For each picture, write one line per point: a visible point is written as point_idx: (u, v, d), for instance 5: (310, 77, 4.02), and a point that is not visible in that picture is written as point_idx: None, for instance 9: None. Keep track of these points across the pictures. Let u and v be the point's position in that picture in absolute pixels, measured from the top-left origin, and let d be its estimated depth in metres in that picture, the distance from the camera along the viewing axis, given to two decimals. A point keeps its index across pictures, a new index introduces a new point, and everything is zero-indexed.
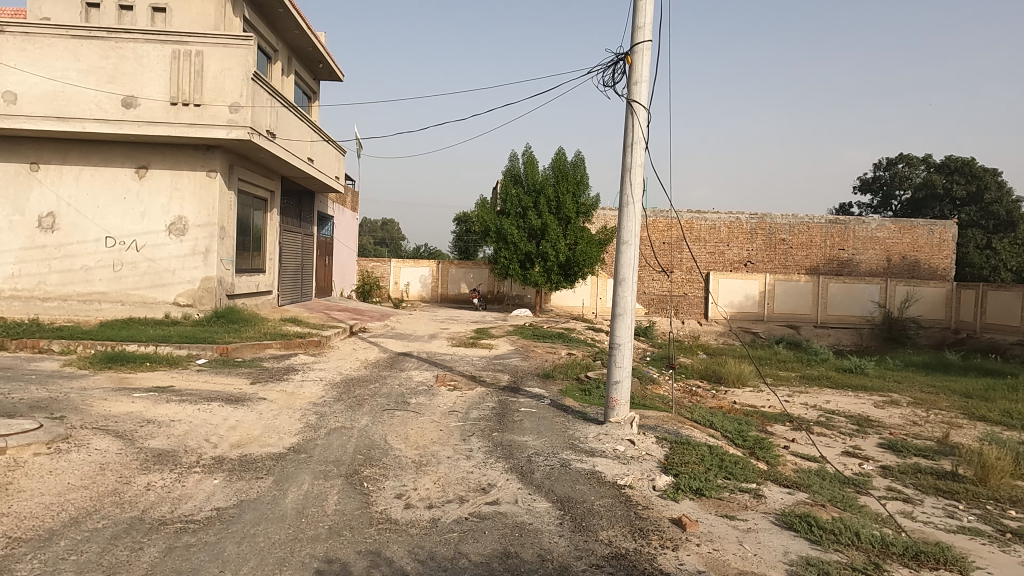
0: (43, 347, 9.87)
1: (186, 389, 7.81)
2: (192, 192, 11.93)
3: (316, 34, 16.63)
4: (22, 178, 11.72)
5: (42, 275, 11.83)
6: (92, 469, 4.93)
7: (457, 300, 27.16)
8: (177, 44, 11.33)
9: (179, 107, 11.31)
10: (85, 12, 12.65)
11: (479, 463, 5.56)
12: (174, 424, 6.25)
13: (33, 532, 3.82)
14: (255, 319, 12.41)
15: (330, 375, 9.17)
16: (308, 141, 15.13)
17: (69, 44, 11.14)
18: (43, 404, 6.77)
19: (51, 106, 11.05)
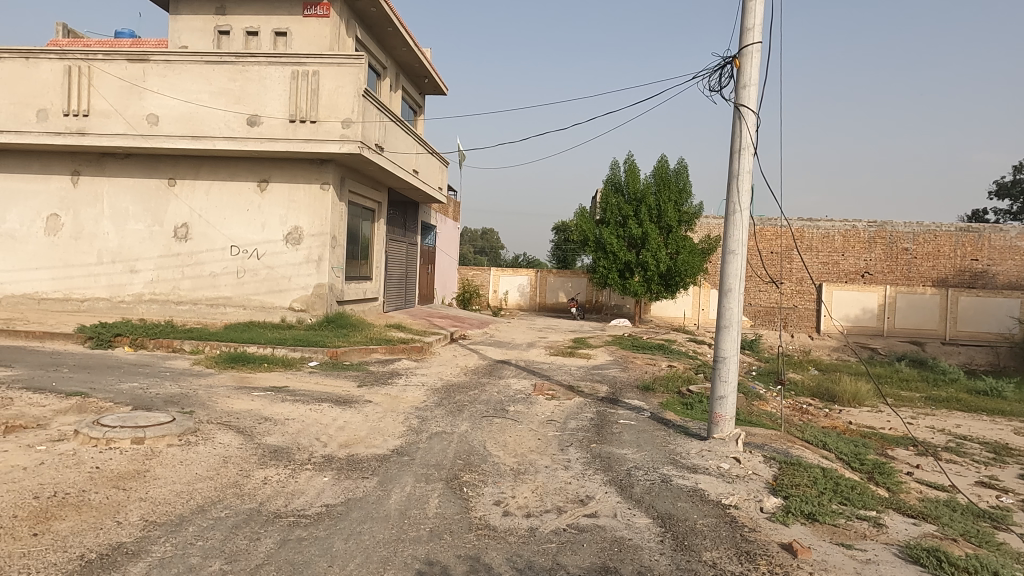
0: (176, 347, 10.79)
1: (299, 390, 8.27)
2: (307, 204, 12.65)
3: (422, 51, 17.23)
4: (161, 192, 12.88)
5: (176, 280, 12.93)
6: (217, 461, 5.31)
7: (556, 309, 27.17)
8: (296, 65, 12.07)
9: (297, 124, 12.03)
10: (217, 39, 13.76)
11: (577, 474, 5.52)
12: (289, 423, 6.63)
13: (166, 517, 4.16)
14: (363, 325, 12.98)
15: (431, 381, 9.41)
16: (413, 154, 15.69)
17: (201, 69, 12.14)
18: (176, 398, 7.40)
19: (187, 127, 12.11)
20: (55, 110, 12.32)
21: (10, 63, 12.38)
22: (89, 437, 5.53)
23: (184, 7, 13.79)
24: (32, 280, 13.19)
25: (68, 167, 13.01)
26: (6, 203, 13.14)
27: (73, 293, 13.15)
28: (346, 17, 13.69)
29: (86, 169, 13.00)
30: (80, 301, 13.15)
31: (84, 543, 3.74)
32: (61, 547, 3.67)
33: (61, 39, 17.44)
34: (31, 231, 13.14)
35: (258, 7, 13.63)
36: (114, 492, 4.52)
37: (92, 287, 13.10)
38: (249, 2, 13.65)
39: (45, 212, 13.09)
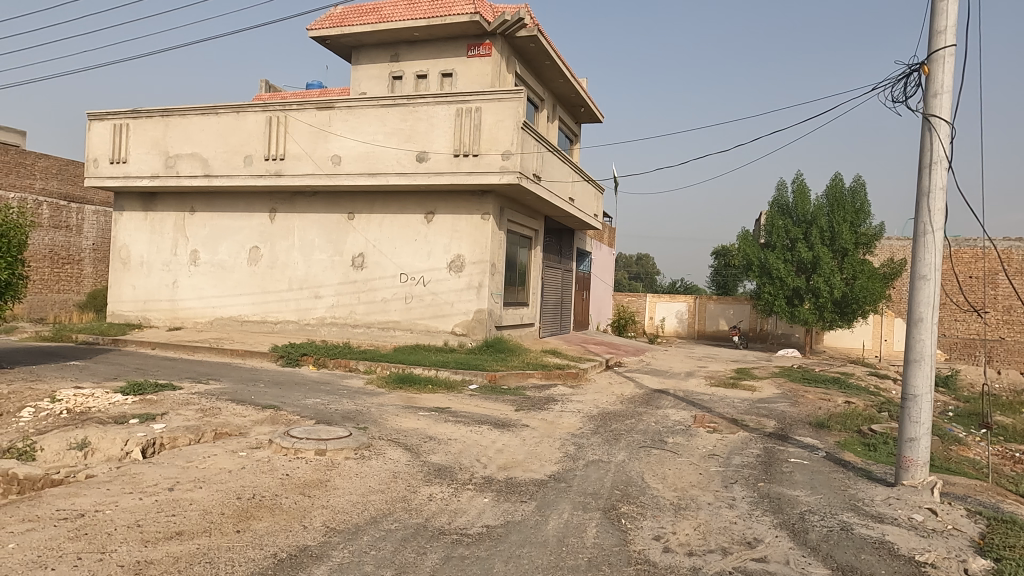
0: (352, 367, 11.74)
1: (460, 411, 8.61)
2: (469, 233, 13.27)
3: (579, 80, 17.54)
4: (342, 225, 14.18)
5: (353, 305, 14.10)
6: (387, 475, 5.67)
7: (716, 337, 26.00)
8: (460, 103, 12.78)
9: (461, 158, 12.70)
10: (391, 84, 15.00)
11: (744, 514, 5.19)
12: (451, 442, 6.92)
13: (344, 525, 4.51)
14: (521, 350, 13.28)
15: (587, 408, 9.36)
16: (569, 182, 15.93)
17: (377, 112, 13.26)
18: (353, 415, 8.02)
19: (365, 165, 13.27)
20: (258, 156, 14.09)
21: (225, 117, 14.36)
22: (281, 447, 6.17)
23: (363, 58, 15.23)
24: (236, 304, 15.04)
25: (267, 205, 14.77)
26: (219, 238, 15.17)
27: (268, 316, 14.80)
28: (506, 54, 14.35)
29: (281, 207, 14.67)
30: (274, 323, 14.74)
31: (277, 543, 4.15)
32: (258, 545, 4.09)
33: (264, 93, 19.99)
34: (237, 261, 15.02)
35: (427, 51, 14.68)
36: (301, 498, 4.98)
37: (284, 310, 14.65)
38: (419, 48, 14.76)
39: (248, 245, 14.91)
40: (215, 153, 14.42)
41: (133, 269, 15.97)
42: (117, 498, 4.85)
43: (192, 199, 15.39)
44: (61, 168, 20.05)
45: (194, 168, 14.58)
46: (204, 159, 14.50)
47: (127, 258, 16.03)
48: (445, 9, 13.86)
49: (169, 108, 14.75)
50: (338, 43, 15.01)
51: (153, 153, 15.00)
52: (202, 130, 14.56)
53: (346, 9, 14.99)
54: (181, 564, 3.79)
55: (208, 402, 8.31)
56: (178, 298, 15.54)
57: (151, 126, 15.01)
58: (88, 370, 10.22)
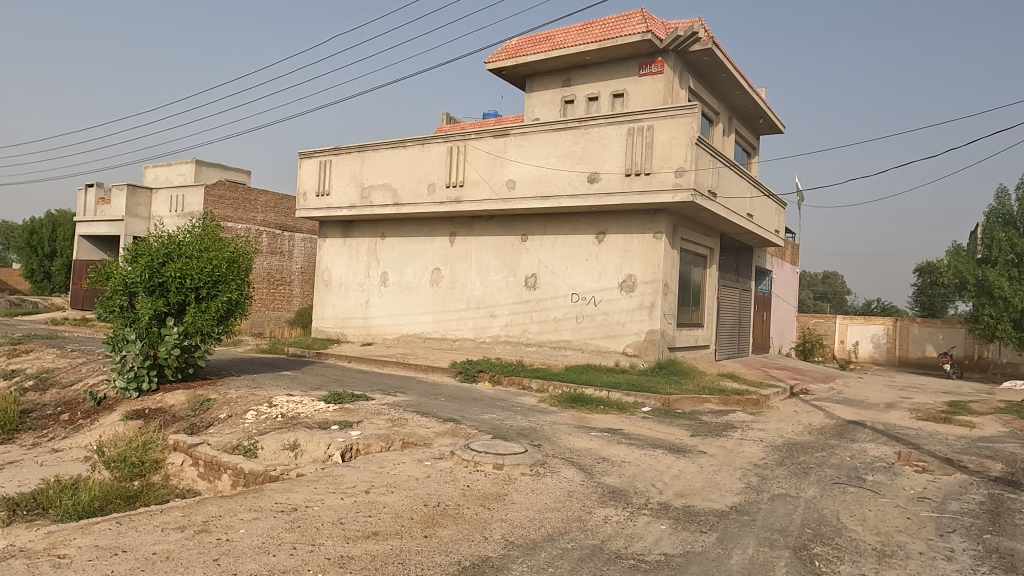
0: (525, 385, 12.06)
1: (634, 434, 8.47)
2: (641, 252, 13.10)
3: (757, 91, 16.70)
4: (516, 247, 14.70)
5: (526, 324, 14.49)
6: (563, 494, 5.72)
7: (922, 364, 23.11)
8: (632, 122, 12.73)
9: (633, 177, 12.62)
10: (563, 108, 15.36)
11: (966, 569, 4.53)
12: (625, 465, 6.83)
13: (523, 540, 4.61)
14: (695, 373, 12.78)
15: (771, 437, 8.76)
16: (747, 197, 15.17)
17: (550, 136, 13.63)
18: (528, 432, 8.22)
19: (538, 188, 13.68)
20: (440, 183, 15.09)
21: (412, 150, 15.60)
22: (462, 458, 6.49)
23: (537, 85, 15.79)
24: (421, 322, 16.12)
25: (448, 229, 15.75)
26: (406, 260, 16.42)
27: (448, 333, 15.67)
28: (679, 70, 14.10)
29: (460, 231, 15.56)
30: (453, 341, 15.57)
31: (461, 550, 4.35)
32: (445, 552, 4.32)
33: (445, 125, 21.42)
34: (421, 282, 16.13)
35: (598, 73, 14.85)
36: (481, 509, 5.18)
37: (462, 328, 15.43)
38: (591, 71, 14.97)
39: (431, 266, 15.97)
40: (403, 183, 15.68)
41: (333, 289, 17.78)
42: (324, 496, 5.39)
43: (384, 226, 16.84)
44: (277, 201, 23.03)
45: (385, 197, 15.97)
46: (394, 188, 15.82)
47: (329, 280, 17.87)
48: (617, 31, 13.96)
49: (365, 145, 16.33)
50: (513, 73, 15.72)
51: (351, 186, 16.65)
52: (392, 162, 15.92)
53: (520, 41, 15.68)
54: (378, 563, 4.11)
55: (397, 413, 8.97)
56: (370, 316, 17.01)
57: (350, 161, 16.70)
58: (298, 380, 11.50)
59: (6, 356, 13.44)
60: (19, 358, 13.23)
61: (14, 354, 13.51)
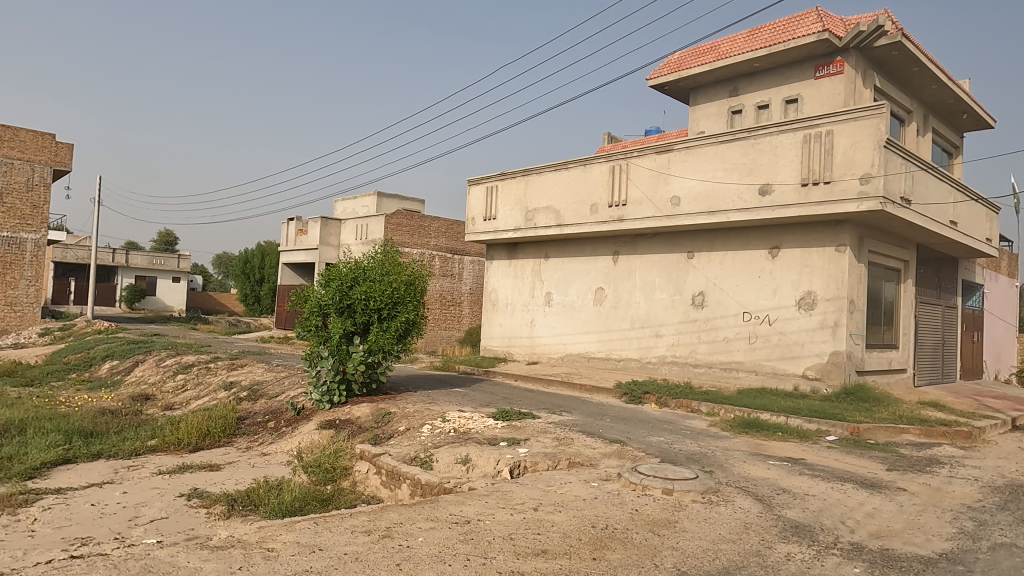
0: (694, 408, 11.59)
1: (818, 465, 7.79)
2: (821, 267, 12.11)
3: (959, 83, 14.88)
4: (682, 264, 14.29)
5: (694, 344, 13.95)
6: (738, 525, 5.40)
7: None
8: (808, 128, 11.88)
9: (810, 186, 11.75)
10: (729, 119, 14.74)
11: None
12: (809, 499, 6.29)
13: (696, 571, 4.41)
14: (890, 400, 11.48)
15: (987, 476, 7.62)
16: (949, 203, 13.49)
17: (717, 149, 13.13)
18: (698, 457, 7.88)
19: (705, 203, 13.20)
20: (603, 203, 15.11)
21: (574, 171, 15.81)
22: (630, 481, 6.37)
23: (701, 98, 15.34)
24: (585, 342, 16.14)
25: (611, 248, 15.71)
26: (569, 280, 16.59)
27: (612, 353, 15.52)
28: (862, 69, 12.98)
29: (624, 250, 15.45)
30: (617, 361, 15.39)
31: None
32: None
33: (607, 145, 21.48)
34: (585, 302, 16.20)
35: (768, 80, 14.08)
36: (651, 535, 5.04)
37: (627, 348, 15.21)
38: (761, 78, 14.25)
39: (594, 286, 15.99)
40: (566, 204, 15.91)
41: (500, 309, 18.41)
42: (494, 511, 5.55)
43: (547, 247, 17.18)
44: (448, 227, 24.48)
45: (549, 219, 16.30)
46: (557, 210, 16.10)
47: (496, 300, 18.53)
48: (788, 34, 13.18)
49: (529, 169, 16.83)
50: (676, 87, 15.43)
51: (516, 209, 17.21)
52: (555, 184, 16.23)
53: (683, 54, 15.38)
54: None
55: (563, 432, 9.03)
56: (535, 335, 17.35)
57: (515, 186, 17.30)
58: (469, 396, 11.99)
59: (226, 370, 15.48)
60: (236, 371, 15.18)
61: (232, 368, 15.52)
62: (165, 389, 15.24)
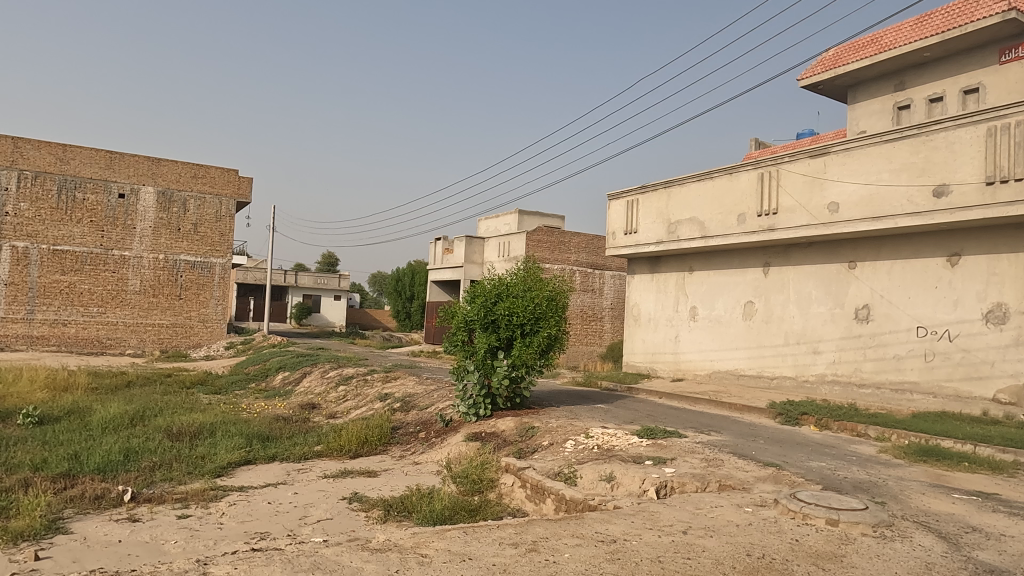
0: (860, 431, 10.64)
1: (1016, 501, 6.82)
2: (1014, 276, 10.67)
3: None
4: (842, 276, 13.23)
5: (858, 362, 12.81)
6: (918, 565, 4.84)
7: None
8: (992, 120, 10.54)
9: (996, 185, 10.39)
10: (896, 116, 13.46)
11: None
12: (1006, 540, 5.51)
13: None
14: None
15: None
16: None
17: (881, 149, 12.05)
18: (867, 486, 7.19)
19: (868, 209, 12.15)
20: (751, 213, 14.40)
21: (719, 181, 15.21)
22: (788, 509, 5.95)
23: (862, 94, 14.19)
24: (734, 358, 15.39)
25: (761, 260, 14.91)
26: (716, 293, 15.94)
27: (764, 371, 14.66)
28: None
29: (776, 260, 14.60)
30: (770, 379, 14.50)
31: None
32: None
33: (754, 151, 20.47)
34: (733, 316, 15.47)
35: (942, 69, 12.72)
36: (814, 569, 4.66)
37: (781, 366, 14.29)
38: (932, 69, 12.93)
39: (744, 299, 15.22)
40: (711, 215, 15.35)
41: (642, 324, 18.06)
42: (642, 531, 5.42)
43: (692, 260, 16.66)
44: (588, 242, 24.49)
45: (692, 231, 15.81)
46: (701, 222, 15.57)
47: (638, 315, 18.22)
48: (966, 17, 11.89)
49: (671, 180, 16.46)
50: (833, 85, 14.42)
51: (658, 222, 16.87)
52: (699, 195, 15.73)
53: (840, 50, 14.39)
54: None
55: (712, 453, 8.64)
56: (680, 351, 16.81)
57: (656, 198, 16.98)
58: (612, 413, 11.83)
59: (381, 382, 16.49)
60: (390, 383, 16.12)
61: (387, 380, 16.50)
62: (328, 399, 16.51)
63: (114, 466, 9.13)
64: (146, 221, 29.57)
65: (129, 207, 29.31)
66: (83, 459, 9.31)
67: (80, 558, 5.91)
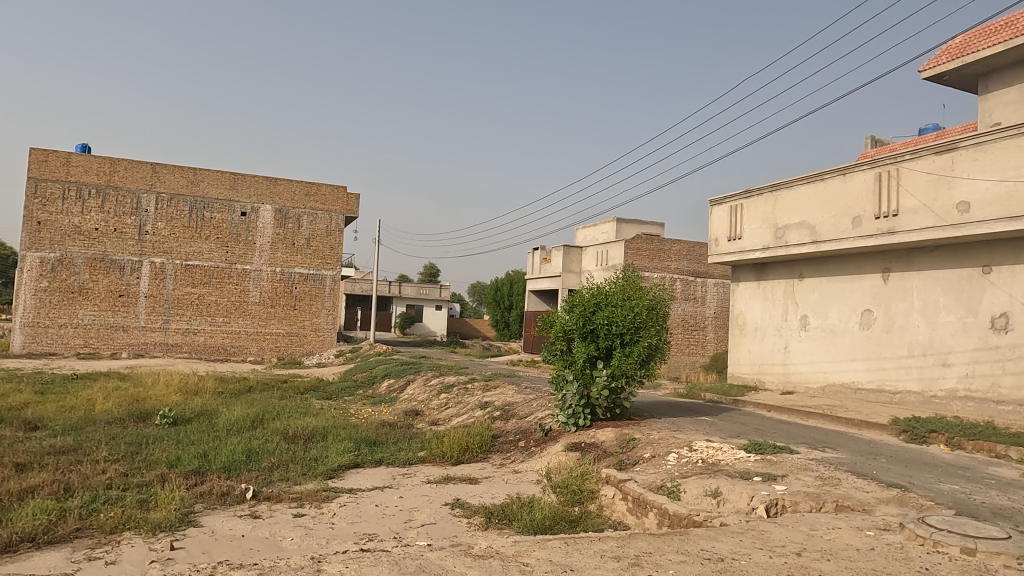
0: (999, 453, 9.66)
1: None
2: None
3: None
4: (975, 281, 12.11)
5: (996, 376, 11.63)
6: None
7: None
8: None
9: None
10: None
11: None
12: None
13: None
14: None
15: None
16: None
17: (1019, 142, 10.95)
18: (1008, 513, 6.51)
19: (1004, 207, 11.05)
20: (868, 215, 13.51)
21: (831, 182, 14.40)
22: (916, 534, 5.49)
23: (995, 83, 13.02)
24: (850, 370, 14.44)
25: (880, 265, 13.95)
26: (829, 302, 15.05)
27: (885, 385, 13.65)
28: None
29: (896, 266, 13.61)
30: (892, 393, 13.48)
31: None
32: None
33: (870, 149, 19.23)
34: (849, 326, 14.54)
35: None
36: None
37: (905, 379, 13.26)
38: None
39: (861, 307, 14.28)
40: (822, 219, 14.55)
41: (748, 334, 17.35)
42: (750, 551, 5.18)
43: (802, 266, 15.83)
44: (689, 249, 23.84)
45: (802, 236, 15.04)
46: (812, 226, 14.79)
47: (744, 324, 17.53)
48: None
49: (778, 184, 15.76)
50: (960, 75, 13.31)
51: (764, 227, 16.18)
52: (809, 198, 14.95)
53: (968, 36, 13.28)
54: None
55: (827, 471, 8.13)
56: (790, 363, 15.97)
57: (762, 203, 16.29)
58: (717, 426, 11.40)
59: (481, 390, 16.74)
60: (490, 392, 16.33)
61: (487, 389, 16.73)
62: (431, 406, 16.95)
63: (238, 465, 9.80)
64: (264, 236, 31.70)
65: (250, 224, 31.53)
66: (211, 458, 10.06)
67: (209, 549, 6.38)
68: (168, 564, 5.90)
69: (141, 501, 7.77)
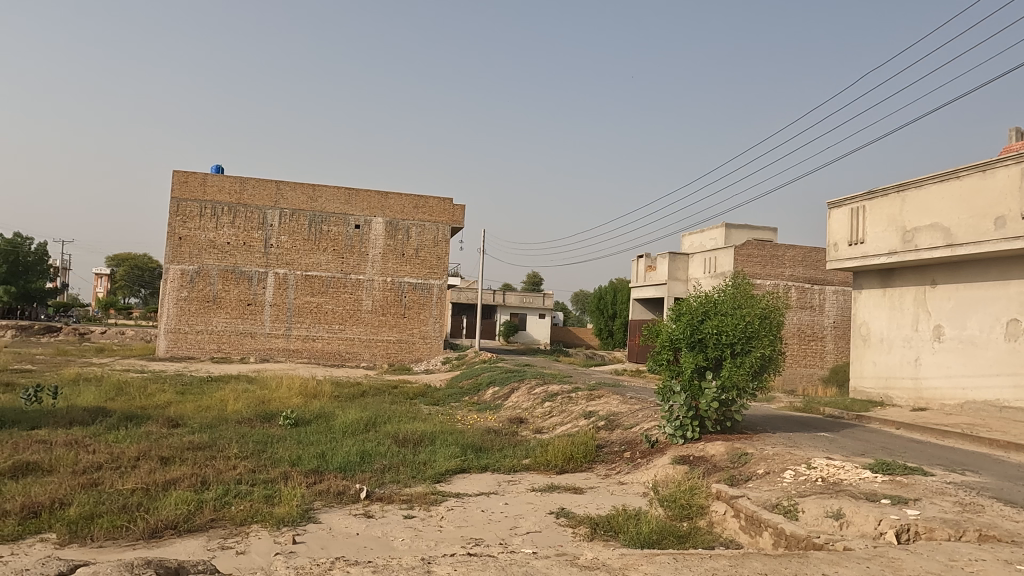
0: None
1: None
2: None
3: None
4: None
5: None
6: None
7: None
8: None
9: None
10: None
11: None
12: None
13: None
14: None
15: None
16: None
17: None
18: None
19: None
20: (1013, 215, 12.25)
21: (969, 180, 13.20)
22: None
23: None
24: (993, 386, 13.10)
25: None
26: (967, 311, 13.77)
27: None
28: None
29: None
30: None
31: None
32: None
33: (1015, 142, 17.43)
34: (991, 337, 13.22)
35: None
36: None
37: None
38: None
39: (1005, 317, 12.95)
40: (958, 220, 13.35)
41: (873, 345, 16.19)
42: None
43: (934, 272, 14.60)
44: (805, 255, 22.58)
45: (934, 239, 13.86)
46: (946, 228, 13.60)
47: (868, 335, 16.39)
48: None
49: (905, 183, 14.65)
50: None
51: (890, 231, 15.06)
52: (942, 198, 13.77)
53: None
54: None
55: (968, 496, 7.41)
56: (922, 377, 14.73)
57: (887, 204, 15.18)
58: (839, 443, 10.69)
59: (586, 400, 16.62)
60: (594, 401, 16.17)
61: (591, 398, 16.60)
62: (535, 414, 17.02)
63: (353, 466, 10.28)
64: (376, 248, 33.18)
65: (363, 236, 33.09)
66: (329, 458, 10.62)
67: (328, 545, 6.73)
68: (290, 557, 6.28)
69: (267, 496, 8.33)
